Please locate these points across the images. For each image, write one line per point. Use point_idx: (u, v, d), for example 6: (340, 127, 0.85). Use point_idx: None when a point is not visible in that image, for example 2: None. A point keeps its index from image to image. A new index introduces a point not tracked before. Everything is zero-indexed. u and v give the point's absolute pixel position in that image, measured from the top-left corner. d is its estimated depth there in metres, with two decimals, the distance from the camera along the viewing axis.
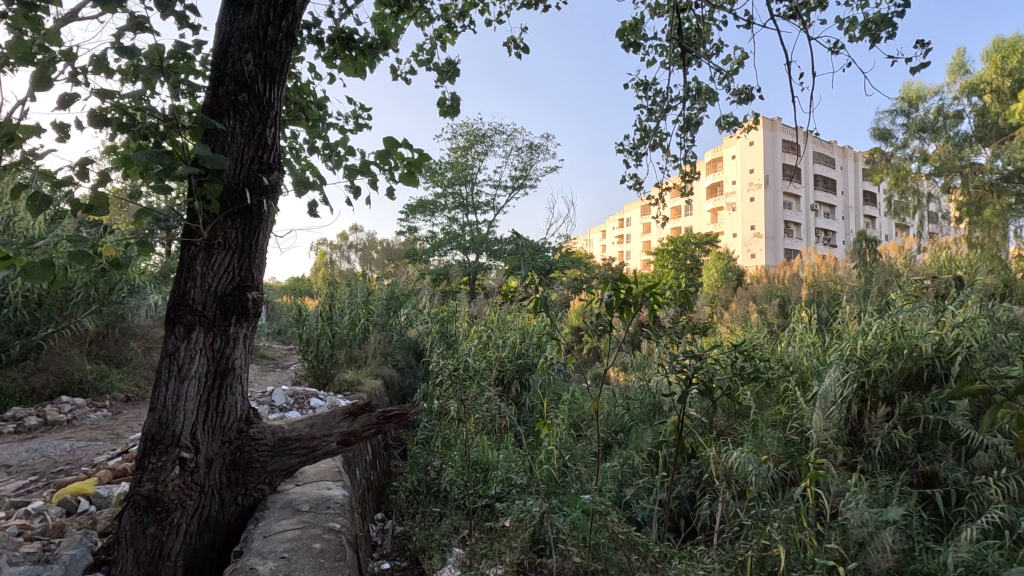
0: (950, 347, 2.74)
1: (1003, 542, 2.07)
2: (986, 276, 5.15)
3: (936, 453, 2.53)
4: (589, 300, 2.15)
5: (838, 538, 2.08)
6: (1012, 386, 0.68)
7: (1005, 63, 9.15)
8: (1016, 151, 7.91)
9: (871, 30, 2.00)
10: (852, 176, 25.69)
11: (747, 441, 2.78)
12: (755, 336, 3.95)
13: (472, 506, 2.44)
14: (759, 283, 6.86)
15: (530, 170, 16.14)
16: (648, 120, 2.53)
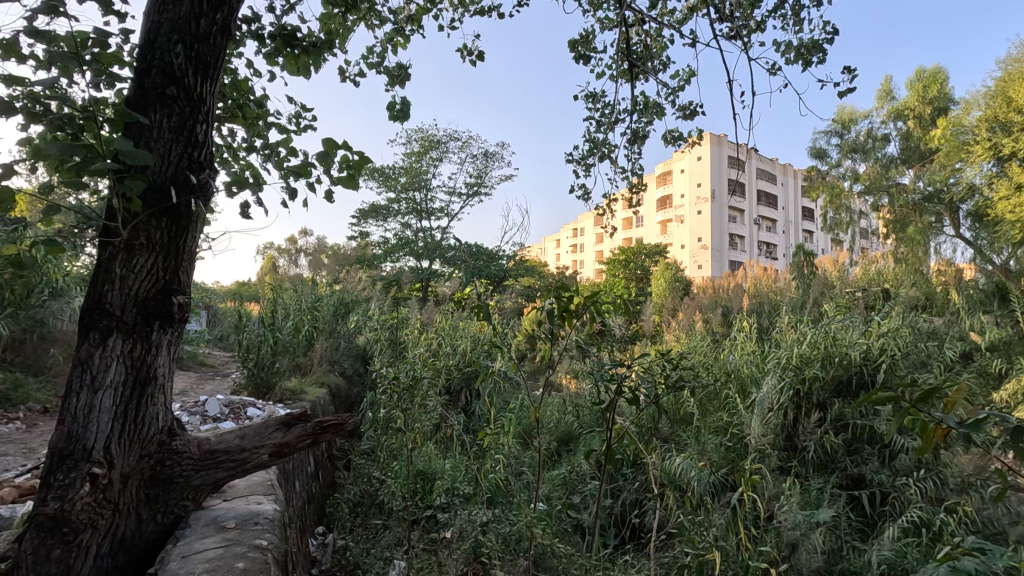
0: (876, 355, 2.91)
1: (922, 538, 2.19)
2: (909, 289, 5.52)
3: (863, 456, 2.65)
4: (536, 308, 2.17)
5: (772, 541, 2.15)
6: (917, 392, 0.72)
7: (926, 91, 9.89)
8: (935, 173, 8.55)
9: (804, 55, 2.11)
10: (790, 193, 27.10)
11: (690, 448, 2.85)
12: (700, 345, 4.07)
13: (416, 517, 2.39)
14: (705, 293, 7.10)
15: (485, 178, 16.16)
16: (597, 132, 2.57)
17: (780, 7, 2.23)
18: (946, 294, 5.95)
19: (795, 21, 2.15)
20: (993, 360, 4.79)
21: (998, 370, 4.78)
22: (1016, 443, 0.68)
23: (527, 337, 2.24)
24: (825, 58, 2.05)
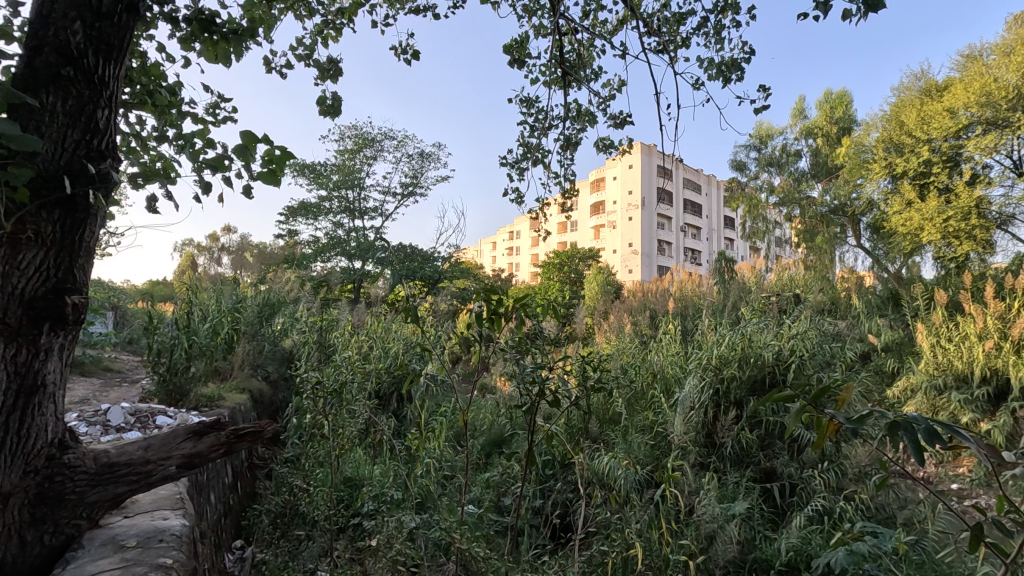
0: (787, 356, 3.12)
1: (825, 525, 2.36)
2: (816, 295, 5.98)
3: (775, 450, 2.82)
4: (465, 310, 2.16)
5: (692, 535, 2.25)
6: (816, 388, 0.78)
7: (833, 112, 10.76)
8: (840, 188, 9.32)
9: (724, 72, 2.24)
10: (713, 203, 28.64)
11: (617, 446, 2.93)
12: (628, 346, 4.21)
13: (340, 525, 2.30)
14: (635, 296, 7.37)
15: (421, 178, 15.97)
16: (531, 137, 2.60)
17: (704, 26, 2.35)
18: (848, 298, 6.49)
19: (717, 39, 2.28)
20: (886, 359, 5.29)
21: (891, 368, 5.28)
22: (892, 435, 0.76)
23: (458, 340, 2.23)
24: (742, 77, 2.19)
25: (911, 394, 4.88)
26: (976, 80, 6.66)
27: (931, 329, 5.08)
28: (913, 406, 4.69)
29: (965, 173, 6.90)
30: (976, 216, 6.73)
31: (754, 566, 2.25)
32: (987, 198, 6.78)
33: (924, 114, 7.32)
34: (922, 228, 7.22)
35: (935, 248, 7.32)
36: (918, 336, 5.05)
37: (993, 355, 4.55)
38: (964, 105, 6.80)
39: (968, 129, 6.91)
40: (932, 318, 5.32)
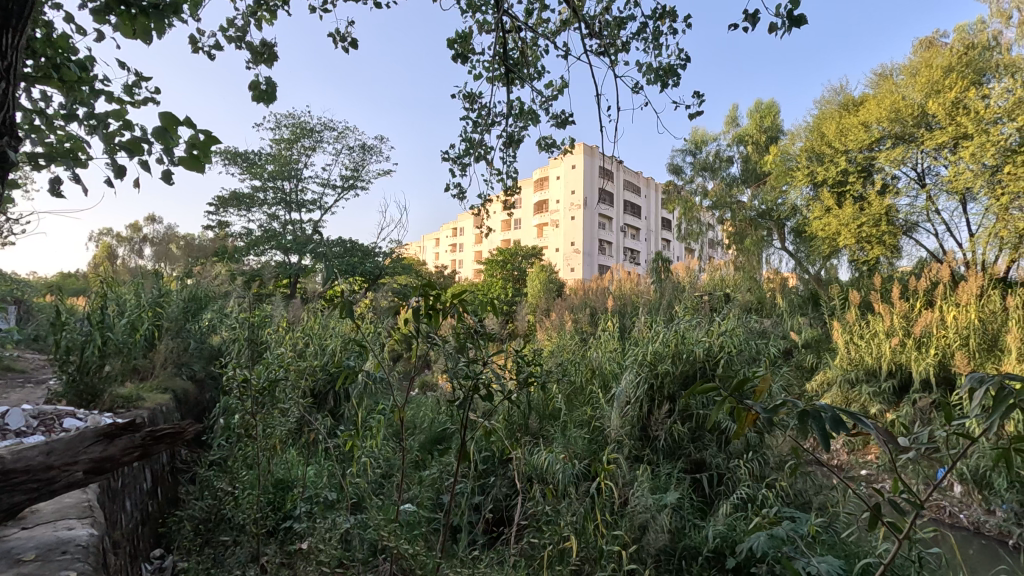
0: (716, 352, 3.27)
1: (748, 511, 2.49)
2: (744, 294, 6.31)
3: (704, 442, 2.96)
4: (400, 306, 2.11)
5: (625, 526, 2.31)
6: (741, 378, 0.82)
7: (762, 122, 11.36)
8: (767, 194, 9.86)
9: (661, 78, 2.31)
10: (652, 205, 29.62)
11: (556, 441, 2.98)
12: (569, 343, 4.28)
13: (270, 528, 2.21)
14: (576, 294, 7.51)
15: (362, 172, 15.57)
16: (473, 132, 2.59)
17: (642, 31, 2.41)
18: (773, 298, 6.89)
19: (655, 45, 2.34)
20: (806, 355, 5.66)
21: (810, 364, 5.65)
22: (803, 423, 0.81)
23: (396, 337, 2.19)
24: (678, 83, 2.27)
25: (827, 387, 5.24)
26: (886, 97, 7.21)
27: (846, 327, 5.47)
28: (829, 399, 5.04)
29: (878, 184, 7.49)
30: (886, 223, 7.31)
31: (683, 553, 2.34)
32: (895, 207, 7.37)
33: (841, 127, 7.86)
34: (839, 233, 7.75)
35: (850, 252, 7.88)
36: (834, 334, 5.43)
37: (898, 351, 4.95)
38: (876, 120, 7.35)
39: (880, 142, 7.50)
40: (846, 317, 5.73)
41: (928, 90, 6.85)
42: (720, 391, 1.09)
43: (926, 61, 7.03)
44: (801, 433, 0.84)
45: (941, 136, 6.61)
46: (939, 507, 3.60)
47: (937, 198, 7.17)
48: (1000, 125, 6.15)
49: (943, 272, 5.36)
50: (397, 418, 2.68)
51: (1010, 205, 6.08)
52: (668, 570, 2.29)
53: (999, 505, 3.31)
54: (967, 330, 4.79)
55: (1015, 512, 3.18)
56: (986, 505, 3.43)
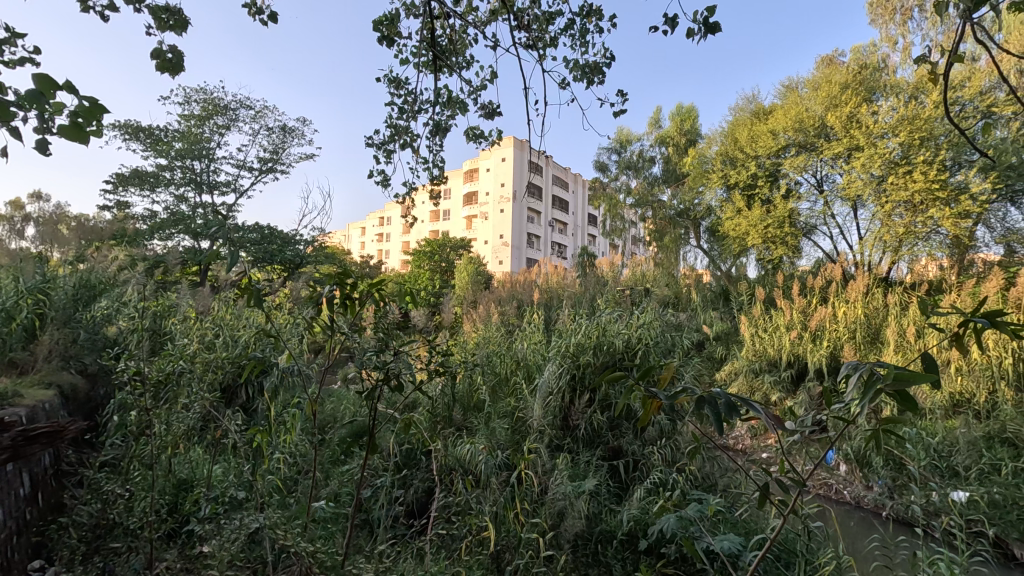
0: (634, 343, 3.41)
1: (659, 495, 2.61)
2: (662, 289, 6.60)
3: (621, 430, 3.07)
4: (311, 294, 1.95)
5: (544, 514, 2.36)
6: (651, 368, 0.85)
7: (683, 125, 11.91)
8: (685, 194, 10.36)
9: (587, 75, 2.36)
10: (579, 200, 30.36)
11: (479, 432, 2.98)
12: (495, 335, 4.30)
13: (169, 532, 2.05)
14: (503, 286, 7.55)
15: (282, 155, 14.78)
16: (399, 119, 2.52)
17: (570, 28, 2.45)
18: (689, 293, 7.27)
19: (582, 43, 2.39)
20: (716, 347, 6.02)
21: (720, 355, 6.02)
22: (700, 408, 0.87)
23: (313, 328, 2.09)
24: (603, 81, 2.32)
25: (734, 377, 5.60)
26: (792, 108, 7.78)
27: (752, 321, 5.88)
28: (735, 388, 5.39)
29: (783, 188, 8.09)
30: (789, 225, 7.91)
31: (599, 537, 2.41)
32: (797, 211, 7.98)
33: (752, 134, 8.40)
34: (748, 233, 8.29)
35: (758, 251, 8.46)
36: (741, 327, 5.81)
37: (796, 343, 5.38)
38: (783, 129, 7.90)
39: (785, 149, 8.09)
40: (752, 312, 6.14)
41: (828, 103, 7.45)
42: (629, 378, 1.17)
43: (826, 77, 7.64)
44: (699, 419, 0.90)
45: (837, 147, 7.22)
46: (827, 484, 3.95)
47: (833, 203, 7.84)
48: (886, 139, 6.80)
49: (835, 271, 5.87)
50: (313, 410, 2.54)
51: (893, 212, 6.76)
52: (585, 554, 2.36)
53: (876, 481, 3.69)
54: (854, 324, 5.29)
55: (889, 487, 3.56)
56: (865, 481, 3.81)
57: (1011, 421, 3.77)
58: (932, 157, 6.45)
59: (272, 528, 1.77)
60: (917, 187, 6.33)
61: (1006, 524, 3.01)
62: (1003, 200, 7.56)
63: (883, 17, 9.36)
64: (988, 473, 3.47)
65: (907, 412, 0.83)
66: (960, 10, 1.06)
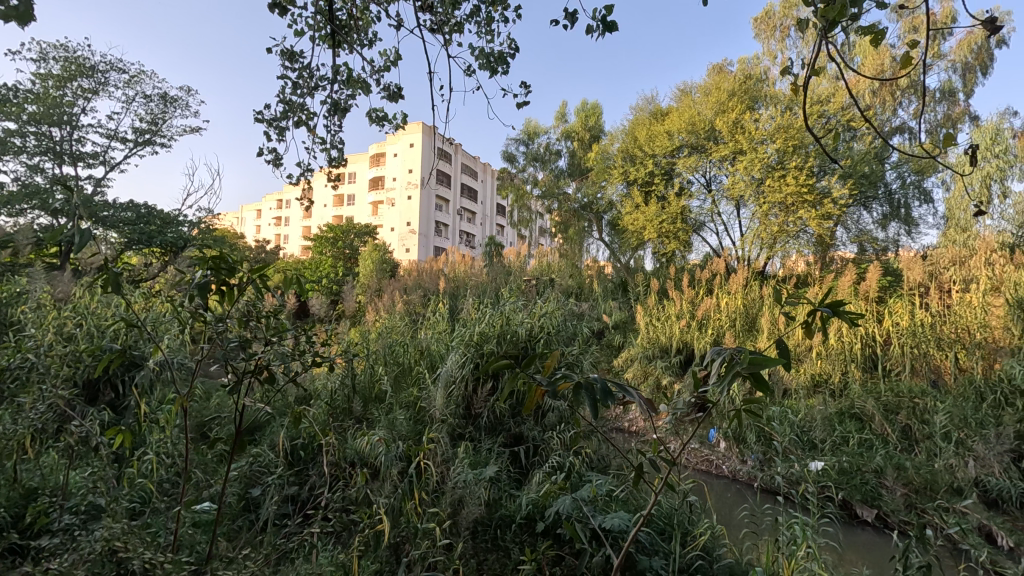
0: (537, 333, 3.50)
1: (556, 478, 2.69)
2: (565, 280, 6.83)
3: (523, 417, 3.13)
4: (181, 278, 1.66)
5: (444, 503, 2.34)
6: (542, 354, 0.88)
7: (588, 120, 12.31)
8: (589, 188, 10.76)
9: (492, 64, 2.34)
10: (487, 189, 30.59)
11: (380, 422, 2.90)
12: (398, 324, 4.20)
13: (7, 549, 1.77)
14: (409, 274, 7.42)
15: (162, 126, 13.39)
16: (294, 94, 2.36)
17: (476, 14, 2.42)
18: (590, 283, 7.58)
19: (488, 30, 2.37)
20: (614, 335, 6.34)
21: (618, 343, 6.35)
22: (581, 395, 0.95)
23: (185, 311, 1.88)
24: (508, 71, 2.32)
25: (631, 363, 5.90)
26: (685, 112, 8.29)
27: (646, 310, 6.24)
28: (631, 373, 5.67)
29: (676, 187, 8.65)
30: (681, 221, 8.46)
31: (498, 522, 2.44)
32: (688, 208, 8.55)
33: (649, 134, 8.86)
34: (644, 227, 8.77)
35: (653, 245, 8.99)
36: (637, 317, 6.14)
37: (684, 331, 5.80)
38: (677, 131, 8.40)
39: (679, 150, 8.62)
40: (648, 302, 6.52)
41: (717, 109, 8.02)
42: (514, 367, 1.21)
43: (716, 83, 8.21)
44: (579, 405, 0.96)
45: (724, 150, 7.81)
46: (708, 460, 4.29)
47: (719, 202, 8.48)
48: (765, 145, 7.45)
49: (720, 265, 6.38)
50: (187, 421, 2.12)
51: (769, 212, 7.42)
52: (485, 540, 2.37)
53: (749, 455, 4.07)
54: (734, 314, 5.77)
55: (760, 460, 3.95)
56: (740, 456, 4.17)
57: (858, 398, 4.30)
58: (803, 163, 7.17)
59: (129, 536, 1.57)
60: (789, 190, 7.00)
61: (852, 488, 3.44)
62: (857, 205, 8.59)
63: (765, 33, 10.24)
64: (839, 444, 3.94)
65: (760, 394, 0.93)
66: (817, 32, 1.17)
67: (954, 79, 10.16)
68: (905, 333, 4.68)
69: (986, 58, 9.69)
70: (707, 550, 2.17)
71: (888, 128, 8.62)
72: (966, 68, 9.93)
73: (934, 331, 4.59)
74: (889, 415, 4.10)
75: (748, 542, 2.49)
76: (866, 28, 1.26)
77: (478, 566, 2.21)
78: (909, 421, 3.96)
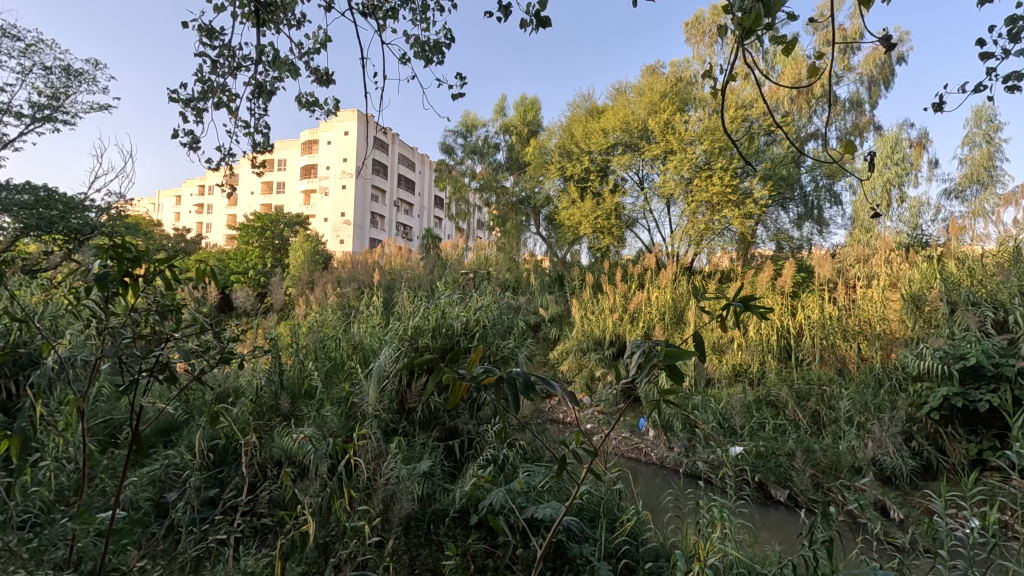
0: (472, 326, 3.49)
1: (491, 470, 2.69)
2: (502, 273, 6.85)
3: (458, 411, 3.11)
4: (76, 267, 1.49)
5: (374, 500, 2.29)
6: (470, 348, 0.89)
7: (526, 115, 12.37)
8: (526, 182, 10.84)
9: (427, 53, 2.30)
10: (424, 181, 30.21)
11: (309, 419, 2.79)
12: (330, 318, 4.07)
13: None
14: (343, 266, 7.20)
15: (65, 101, 12.21)
16: (213, 73, 2.20)
17: (411, 1, 2.36)
18: (527, 277, 7.66)
19: (423, 18, 2.32)
20: (550, 328, 6.46)
21: (553, 336, 6.47)
22: (513, 391, 0.97)
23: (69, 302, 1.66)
24: (444, 61, 2.28)
25: (566, 356, 6.00)
26: (620, 111, 8.50)
27: (582, 304, 6.38)
28: (566, 365, 5.78)
29: (611, 183, 8.87)
30: (615, 217, 8.69)
31: (432, 517, 2.41)
32: (622, 204, 8.78)
33: (585, 131, 9.03)
34: (580, 222, 8.93)
35: (589, 240, 9.18)
36: (573, 310, 6.26)
37: (617, 324, 5.98)
38: (613, 129, 8.60)
39: (614, 147, 8.83)
40: (583, 295, 6.66)
41: (649, 109, 8.28)
42: (438, 362, 1.16)
43: (650, 84, 8.47)
44: (505, 400, 0.98)
45: (655, 149, 8.07)
46: (638, 448, 4.45)
47: (651, 200, 8.76)
48: (693, 146, 7.79)
49: (651, 261, 6.61)
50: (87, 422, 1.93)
51: (697, 210, 7.74)
52: (417, 535, 2.33)
53: (675, 442, 4.26)
54: (664, 307, 6.01)
55: (686, 447, 4.13)
56: (668, 444, 4.34)
57: (774, 387, 4.60)
58: (727, 164, 7.56)
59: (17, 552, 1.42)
60: (715, 190, 7.35)
61: (767, 470, 3.67)
62: (775, 205, 9.14)
63: (695, 38, 10.68)
64: (756, 430, 4.19)
65: (674, 383, 0.97)
66: (735, 39, 1.22)
67: (861, 91, 11.00)
68: (816, 326, 5.05)
69: (888, 73, 10.55)
70: (633, 535, 2.25)
71: (804, 134, 9.22)
72: (872, 81, 10.77)
73: (840, 324, 4.97)
74: (801, 401, 4.41)
75: (673, 526, 2.60)
76: (778, 38, 1.33)
77: (410, 563, 2.18)
78: (818, 407, 4.27)
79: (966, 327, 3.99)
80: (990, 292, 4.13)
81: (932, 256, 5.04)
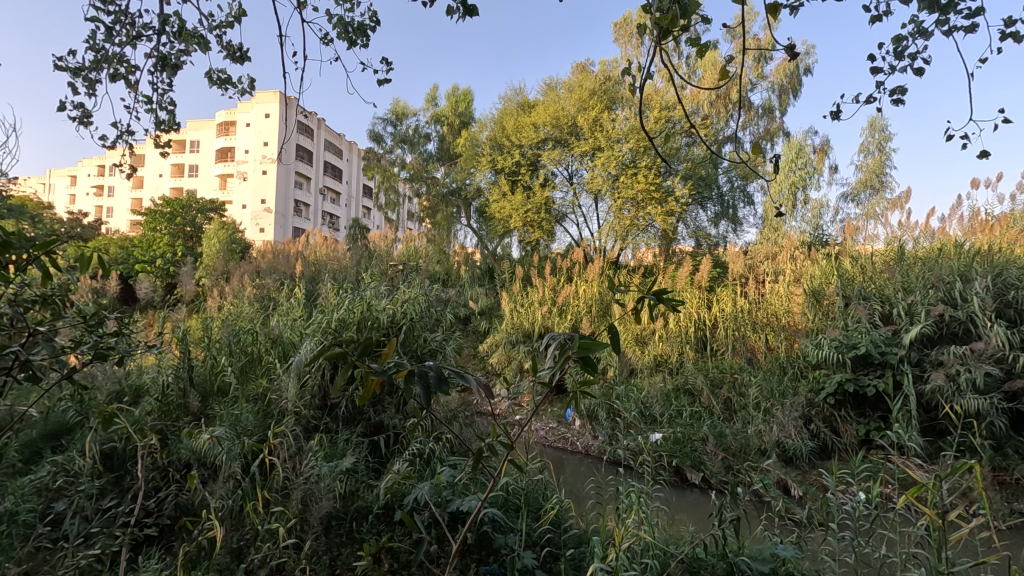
0: (399, 319, 3.40)
1: (416, 465, 2.65)
2: (431, 264, 6.75)
3: (382, 405, 3.03)
4: None
5: (291, 500, 2.19)
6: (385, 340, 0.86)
7: (458, 106, 12.24)
8: (457, 173, 10.74)
9: (351, 34, 2.20)
10: (351, 169, 29.27)
11: (221, 417, 2.62)
12: (246, 310, 3.84)
13: None
14: (262, 256, 6.82)
15: None
16: (108, 41, 2.00)
17: None
18: (458, 270, 7.60)
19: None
20: (480, 321, 6.45)
21: (483, 328, 6.47)
22: (437, 388, 0.96)
23: None
24: (368, 44, 2.20)
25: (496, 348, 6.03)
26: (550, 106, 8.60)
27: (511, 296, 6.42)
28: (496, 358, 5.81)
29: (541, 178, 8.96)
30: (544, 211, 8.80)
31: (354, 515, 2.32)
32: (552, 198, 8.91)
33: (516, 124, 9.07)
34: (511, 216, 8.97)
35: (520, 233, 9.24)
36: (502, 303, 6.28)
37: (545, 316, 6.05)
38: (543, 124, 8.68)
39: (544, 142, 8.92)
40: (513, 288, 6.70)
41: (579, 105, 8.43)
42: (351, 356, 1.11)
43: (579, 81, 8.61)
44: (420, 394, 0.96)
45: (584, 145, 8.23)
46: (564, 438, 4.54)
47: (580, 195, 8.93)
48: (620, 144, 8.01)
49: (579, 255, 6.74)
50: None
51: (623, 207, 7.99)
52: (338, 534, 2.25)
53: (600, 431, 4.39)
54: (590, 300, 6.14)
55: (610, 435, 4.26)
56: (592, 433, 4.48)
57: (691, 376, 4.84)
58: (651, 163, 7.82)
59: None
60: (639, 187, 7.61)
61: (683, 455, 3.86)
62: (694, 204, 9.60)
63: (624, 38, 10.99)
64: (675, 417, 4.40)
65: (589, 373, 0.99)
66: (653, 38, 1.24)
67: (773, 99, 11.74)
68: (729, 318, 5.37)
69: (796, 83, 11.34)
70: (556, 523, 2.29)
71: (722, 136, 9.72)
72: (782, 91, 11.53)
73: (751, 317, 5.31)
74: (715, 389, 4.67)
75: (594, 511, 2.67)
76: (694, 39, 1.37)
77: (329, 563, 2.10)
78: (729, 394, 4.54)
79: (857, 319, 4.37)
80: (879, 288, 4.54)
81: (831, 253, 5.47)
